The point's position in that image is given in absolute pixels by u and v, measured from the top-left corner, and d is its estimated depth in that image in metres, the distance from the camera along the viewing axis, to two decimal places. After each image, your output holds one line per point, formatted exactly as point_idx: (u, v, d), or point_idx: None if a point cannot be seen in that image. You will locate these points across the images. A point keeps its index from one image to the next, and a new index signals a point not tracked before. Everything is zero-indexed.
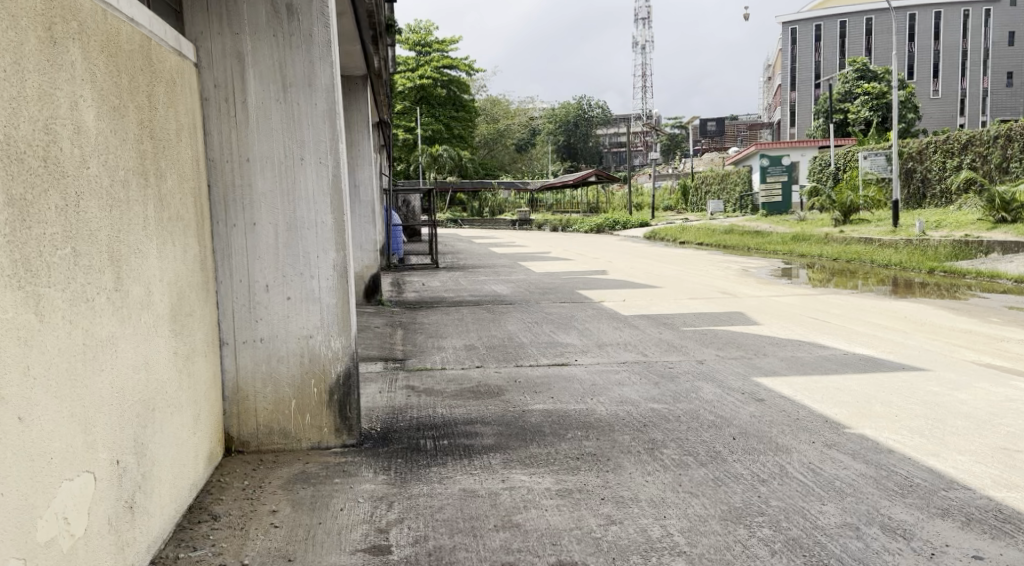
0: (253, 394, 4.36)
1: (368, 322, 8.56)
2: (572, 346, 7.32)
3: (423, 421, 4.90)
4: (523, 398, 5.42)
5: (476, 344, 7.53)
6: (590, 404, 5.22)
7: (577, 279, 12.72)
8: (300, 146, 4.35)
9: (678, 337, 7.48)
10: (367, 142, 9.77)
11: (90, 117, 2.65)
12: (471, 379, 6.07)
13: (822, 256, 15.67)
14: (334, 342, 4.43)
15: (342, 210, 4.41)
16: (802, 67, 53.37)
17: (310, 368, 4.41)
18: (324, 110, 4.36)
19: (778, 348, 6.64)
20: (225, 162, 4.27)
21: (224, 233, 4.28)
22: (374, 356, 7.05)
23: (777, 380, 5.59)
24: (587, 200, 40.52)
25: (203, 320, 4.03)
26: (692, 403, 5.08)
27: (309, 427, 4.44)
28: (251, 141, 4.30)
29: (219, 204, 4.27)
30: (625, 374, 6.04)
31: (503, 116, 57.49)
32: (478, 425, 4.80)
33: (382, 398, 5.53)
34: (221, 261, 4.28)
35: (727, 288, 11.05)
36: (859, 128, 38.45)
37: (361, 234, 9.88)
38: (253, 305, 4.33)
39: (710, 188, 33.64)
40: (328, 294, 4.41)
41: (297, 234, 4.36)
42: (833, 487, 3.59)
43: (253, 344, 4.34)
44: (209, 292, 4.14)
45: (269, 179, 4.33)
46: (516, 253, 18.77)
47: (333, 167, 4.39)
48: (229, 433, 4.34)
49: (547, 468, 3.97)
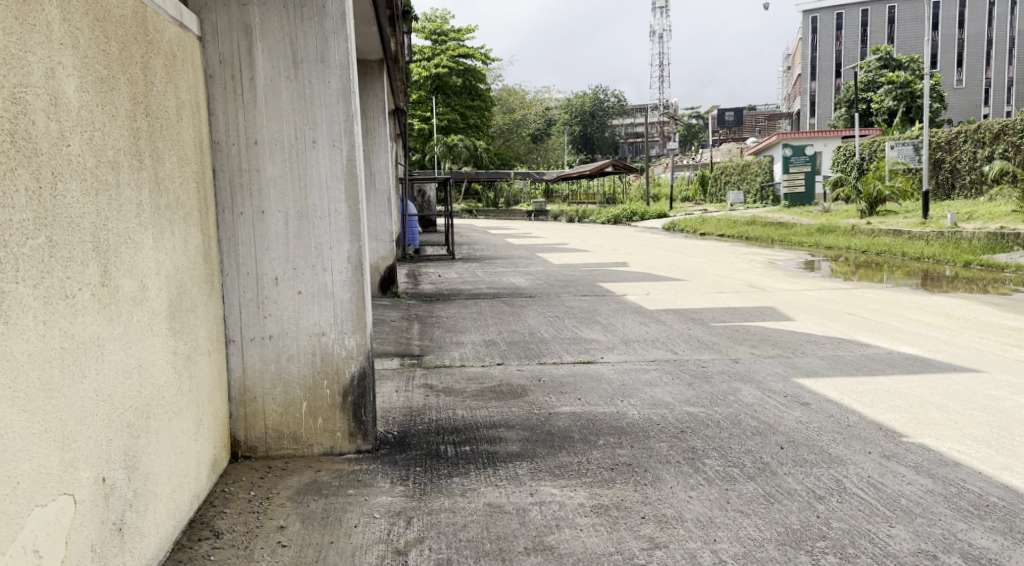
0: (261, 396, 4.04)
1: (383, 316, 8.25)
2: (597, 342, 6.98)
3: (443, 424, 4.56)
4: (549, 400, 5.08)
5: (496, 340, 7.20)
6: (621, 406, 4.88)
7: (597, 271, 12.37)
8: (312, 127, 4.02)
9: (709, 333, 7.12)
10: (383, 129, 9.43)
11: (70, 88, 2.33)
12: (493, 378, 5.74)
13: (851, 248, 15.23)
14: (348, 341, 4.10)
15: (358, 198, 4.08)
16: (822, 57, 52.68)
17: (322, 368, 4.09)
18: (338, 89, 4.03)
19: (816, 347, 6.27)
20: (231, 146, 3.95)
21: (230, 222, 3.96)
22: (389, 352, 6.73)
23: (820, 382, 5.23)
24: (605, 191, 40.11)
25: (207, 315, 3.71)
26: (731, 407, 4.73)
27: (321, 432, 4.11)
28: (260, 122, 3.97)
29: (225, 191, 3.95)
30: (655, 373, 5.70)
31: (518, 107, 57.11)
32: (501, 430, 4.46)
33: (399, 398, 5.20)
34: (226, 252, 3.96)
35: (755, 281, 10.67)
36: (883, 118, 37.86)
37: (377, 224, 9.55)
38: (261, 300, 4.02)
39: (730, 179, 33.17)
40: (342, 287, 4.08)
41: (308, 223, 4.04)
42: (900, 507, 3.25)
43: (261, 341, 4.02)
44: (213, 286, 3.82)
45: (278, 164, 4.00)
46: (534, 244, 18.41)
47: (348, 151, 4.06)
48: (236, 437, 4.03)
49: (579, 481, 3.63)
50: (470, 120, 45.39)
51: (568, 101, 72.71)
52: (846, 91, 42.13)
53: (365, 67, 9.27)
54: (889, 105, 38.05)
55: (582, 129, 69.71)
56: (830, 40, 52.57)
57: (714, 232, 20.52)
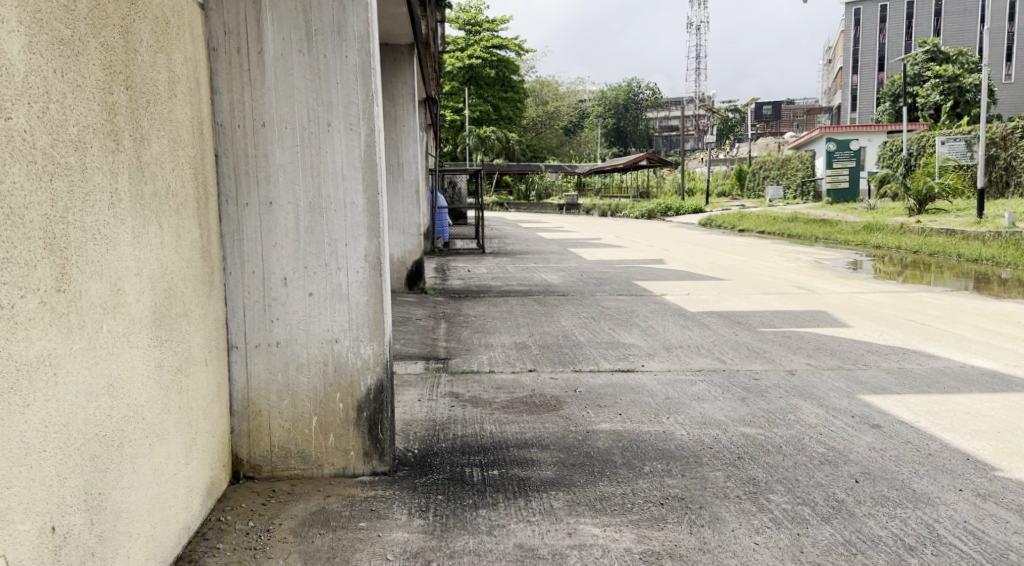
0: (267, 410, 3.60)
1: (408, 314, 7.81)
2: (636, 348, 6.49)
3: (468, 443, 4.10)
4: (585, 415, 4.61)
5: (527, 342, 6.74)
6: (667, 425, 4.39)
7: (634, 268, 11.86)
8: (327, 108, 3.55)
9: (758, 340, 6.63)
10: (413, 117, 8.95)
11: (10, 48, 1.92)
12: (524, 387, 5.27)
13: (902, 247, 14.57)
14: (364, 349, 3.65)
15: (377, 189, 3.61)
16: (865, 50, 51.59)
17: (335, 380, 3.64)
18: (357, 66, 3.56)
19: (880, 359, 5.82)
20: (235, 128, 3.50)
21: (234, 214, 3.52)
22: (412, 354, 6.27)
23: (890, 401, 4.77)
24: (638, 185, 39.44)
25: (204, 319, 3.27)
26: (792, 431, 4.27)
27: (332, 451, 3.66)
28: (269, 102, 3.52)
29: (229, 178, 3.51)
30: (703, 385, 5.21)
31: (551, 98, 56.51)
32: (534, 450, 4.00)
33: (421, 408, 4.76)
34: (229, 247, 3.53)
35: (803, 282, 10.12)
36: (929, 113, 36.84)
37: (404, 216, 9.08)
38: (267, 303, 3.57)
39: (770, 174, 32.37)
40: (358, 289, 3.62)
41: (321, 217, 3.58)
42: (1008, 563, 2.84)
43: (267, 348, 3.59)
44: (213, 285, 3.39)
45: (289, 149, 3.55)
46: (567, 239, 17.88)
47: (367, 135, 3.59)
48: (237, 455, 3.60)
49: (624, 519, 3.18)
50: (503, 112, 44.95)
51: (602, 94, 71.94)
52: (890, 86, 41.11)
53: (396, 53, 8.77)
54: (936, 100, 36.93)
55: (616, 122, 68.91)
56: (874, 33, 51.44)
57: (754, 228, 19.90)
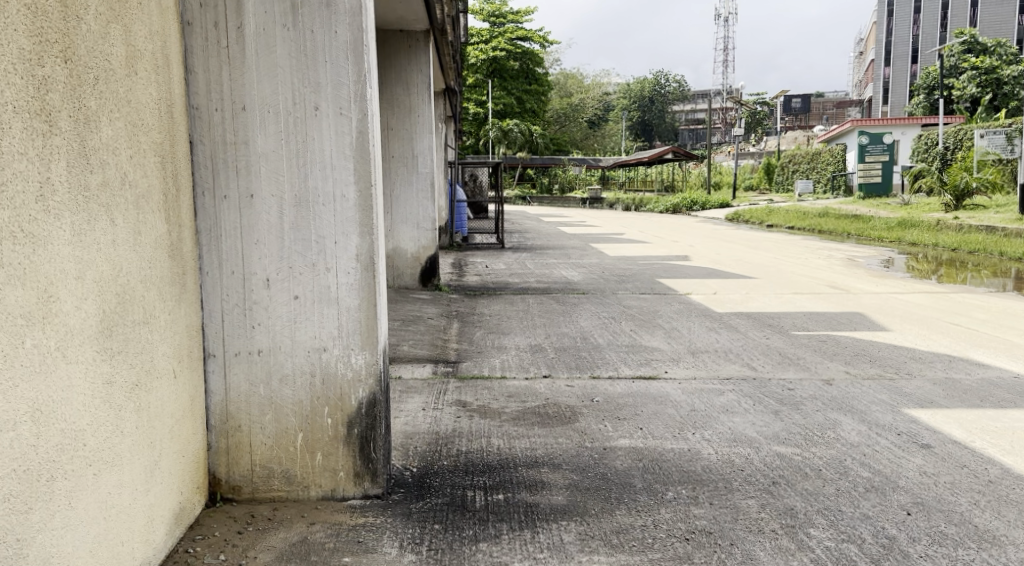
0: (248, 425, 3.24)
1: (420, 312, 7.43)
2: (658, 352, 6.09)
3: (472, 461, 3.72)
4: (602, 428, 4.23)
5: (543, 345, 6.35)
6: (692, 441, 4.01)
7: (657, 265, 11.48)
8: (314, 90, 3.17)
9: (791, 346, 6.27)
10: (428, 107, 8.53)
11: None
12: (537, 395, 4.88)
13: (939, 244, 14.07)
14: (355, 359, 3.26)
15: (371, 180, 3.23)
16: (898, 41, 50.77)
17: (323, 393, 3.26)
18: (347, 42, 3.16)
19: (924, 368, 5.54)
20: (213, 112, 3.14)
21: (211, 208, 3.16)
22: (420, 356, 5.91)
23: (940, 417, 4.43)
24: (663, 179, 38.89)
25: (174, 325, 2.91)
26: (833, 451, 3.90)
27: (319, 471, 3.28)
28: (251, 83, 3.16)
29: (205, 168, 3.15)
30: (732, 396, 4.83)
31: (576, 90, 55.91)
32: (545, 470, 3.61)
33: (425, 419, 4.39)
34: (206, 245, 3.17)
35: (836, 281, 9.71)
36: (965, 106, 36.12)
37: (418, 210, 8.69)
38: (248, 307, 3.21)
39: (800, 168, 31.80)
40: (348, 292, 3.24)
41: (308, 211, 3.20)
42: None
43: (248, 357, 3.22)
44: (186, 287, 3.04)
45: (272, 134, 3.17)
46: (588, 234, 17.46)
47: (360, 121, 3.20)
48: (215, 474, 3.25)
49: (643, 558, 2.81)
50: (527, 105, 44.49)
51: (627, 86, 71.25)
52: (925, 78, 40.36)
53: (410, 40, 8.40)
54: (972, 92, 36.10)
55: (641, 114, 68.23)
56: (907, 24, 50.58)
57: (783, 224, 19.43)
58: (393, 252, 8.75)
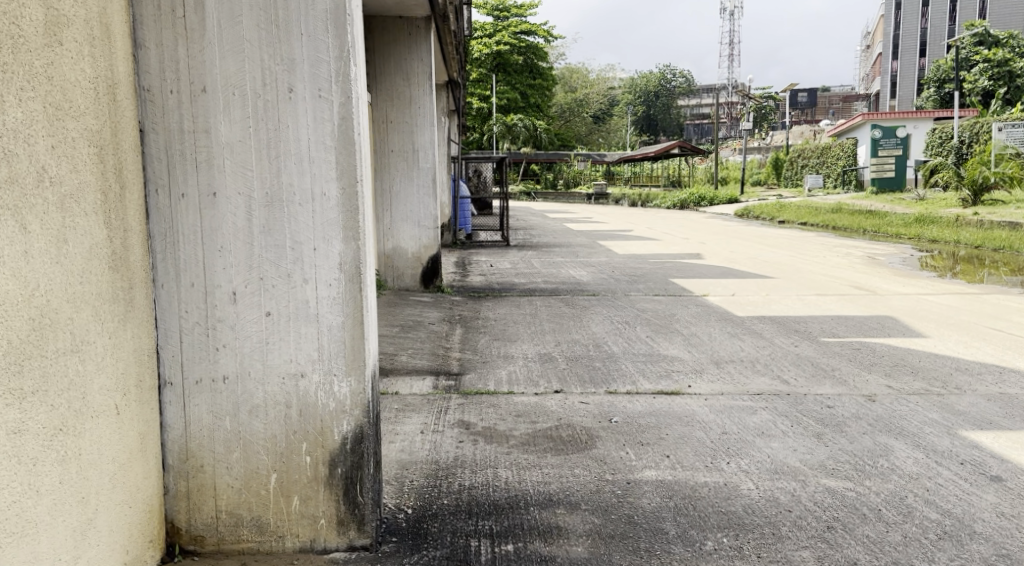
0: (211, 465, 2.75)
1: (420, 317, 6.93)
2: (679, 362, 5.58)
3: (477, 499, 3.22)
4: (623, 456, 3.72)
5: (553, 354, 5.84)
6: (728, 473, 3.52)
7: (669, 264, 10.94)
8: (288, 67, 2.66)
9: (823, 354, 5.78)
10: (430, 98, 8.01)
11: None
12: (549, 415, 4.37)
13: (960, 240, 13.55)
14: (339, 387, 2.76)
15: (356, 175, 2.72)
16: (907, 35, 50.22)
17: (300, 426, 2.76)
18: (328, 10, 2.65)
19: (974, 381, 5.04)
20: (167, 94, 2.65)
21: (166, 208, 2.67)
22: (420, 367, 5.41)
23: (1003, 441, 3.95)
24: (670, 173, 38.33)
25: (120, 349, 2.43)
26: (891, 485, 3.41)
27: (296, 519, 2.78)
28: (212, 59, 2.65)
29: (158, 162, 2.66)
30: (765, 416, 4.34)
31: (581, 85, 55.40)
32: (561, 512, 3.11)
33: (423, 444, 3.89)
34: (160, 253, 2.68)
35: (860, 282, 9.18)
36: (978, 99, 35.55)
37: (419, 207, 8.17)
38: (210, 326, 2.71)
39: (809, 162, 31.24)
40: (329, 308, 2.73)
41: (281, 213, 2.70)
42: None
43: (211, 385, 2.73)
44: (134, 303, 2.54)
45: (238, 120, 2.66)
46: (596, 230, 16.90)
47: (343, 105, 2.68)
48: (174, 522, 2.76)
49: None
50: (531, 99, 43.89)
51: (632, 81, 70.70)
52: (936, 70, 39.77)
53: (410, 26, 7.89)
54: (984, 85, 35.50)
55: (647, 109, 67.65)
56: (915, 17, 50.02)
57: (795, 220, 18.87)
58: (393, 252, 8.24)
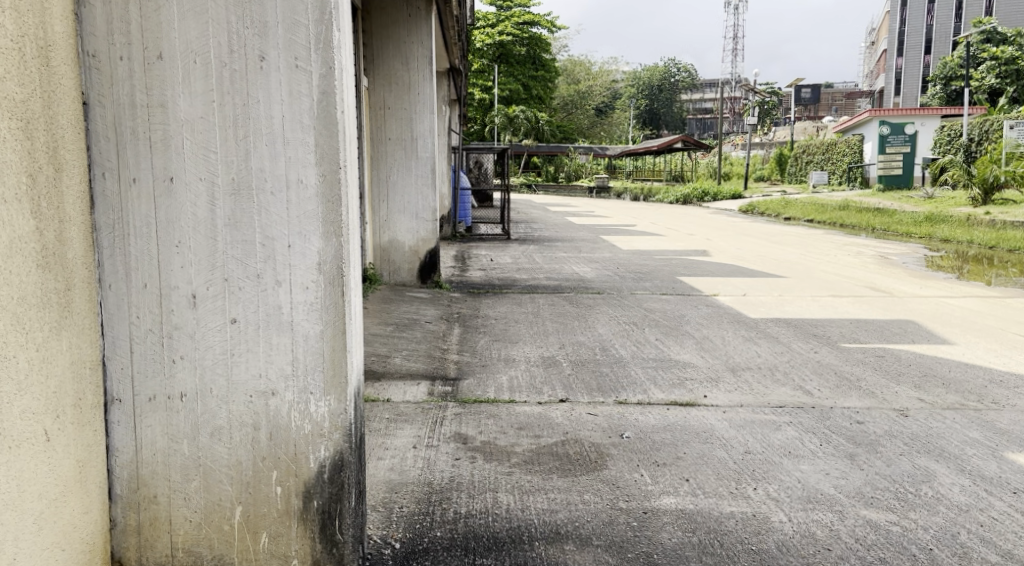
0: (166, 495, 2.37)
1: (417, 315, 6.53)
2: (693, 368, 5.19)
3: (474, 531, 2.84)
4: (637, 479, 3.33)
5: (557, 357, 5.45)
6: (756, 501, 3.14)
7: (675, 261, 10.54)
8: (259, 32, 2.26)
9: (846, 362, 5.39)
10: (429, 82, 7.61)
11: None
12: (554, 428, 3.98)
13: (973, 240, 13.16)
14: (316, 407, 2.36)
15: (340, 160, 2.32)
16: (913, 32, 49.73)
17: (269, 452, 2.37)
18: None
19: (1011, 395, 4.66)
20: (117, 61, 2.25)
21: (115, 196, 2.28)
22: (414, 371, 5.02)
23: None
24: (672, 168, 37.93)
25: (53, 363, 2.05)
26: (939, 518, 3.03)
27: (264, 558, 2.40)
28: (170, 20, 2.25)
29: (106, 141, 2.27)
30: (791, 432, 3.96)
31: (583, 77, 54.84)
32: (569, 549, 2.74)
33: (415, 462, 3.50)
34: (107, 248, 2.29)
35: (876, 283, 8.78)
36: (985, 97, 35.12)
37: (417, 199, 7.75)
38: (166, 335, 2.33)
39: (815, 159, 30.82)
40: (306, 315, 2.34)
41: (250, 203, 2.30)
42: None
43: (167, 402, 2.34)
44: (74, 308, 2.16)
45: (199, 93, 2.27)
46: (599, 225, 16.50)
47: (323, 77, 2.29)
48: (123, 561, 2.39)
49: None
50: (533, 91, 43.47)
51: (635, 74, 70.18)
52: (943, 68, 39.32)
53: (410, 7, 7.49)
54: (991, 83, 35.07)
55: (649, 103, 67.12)
56: (922, 14, 49.55)
57: (801, 216, 18.49)
58: (389, 245, 7.84)
